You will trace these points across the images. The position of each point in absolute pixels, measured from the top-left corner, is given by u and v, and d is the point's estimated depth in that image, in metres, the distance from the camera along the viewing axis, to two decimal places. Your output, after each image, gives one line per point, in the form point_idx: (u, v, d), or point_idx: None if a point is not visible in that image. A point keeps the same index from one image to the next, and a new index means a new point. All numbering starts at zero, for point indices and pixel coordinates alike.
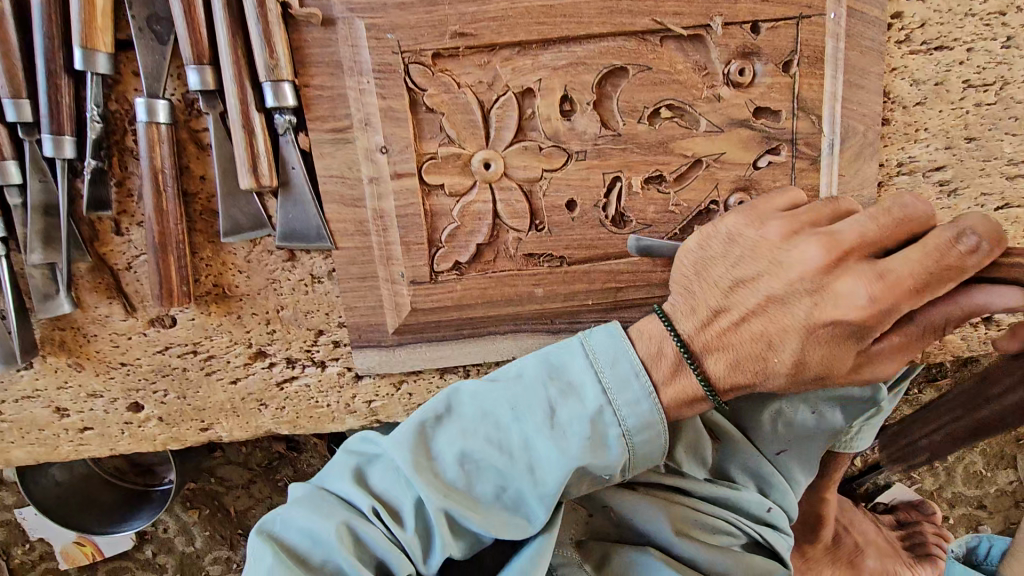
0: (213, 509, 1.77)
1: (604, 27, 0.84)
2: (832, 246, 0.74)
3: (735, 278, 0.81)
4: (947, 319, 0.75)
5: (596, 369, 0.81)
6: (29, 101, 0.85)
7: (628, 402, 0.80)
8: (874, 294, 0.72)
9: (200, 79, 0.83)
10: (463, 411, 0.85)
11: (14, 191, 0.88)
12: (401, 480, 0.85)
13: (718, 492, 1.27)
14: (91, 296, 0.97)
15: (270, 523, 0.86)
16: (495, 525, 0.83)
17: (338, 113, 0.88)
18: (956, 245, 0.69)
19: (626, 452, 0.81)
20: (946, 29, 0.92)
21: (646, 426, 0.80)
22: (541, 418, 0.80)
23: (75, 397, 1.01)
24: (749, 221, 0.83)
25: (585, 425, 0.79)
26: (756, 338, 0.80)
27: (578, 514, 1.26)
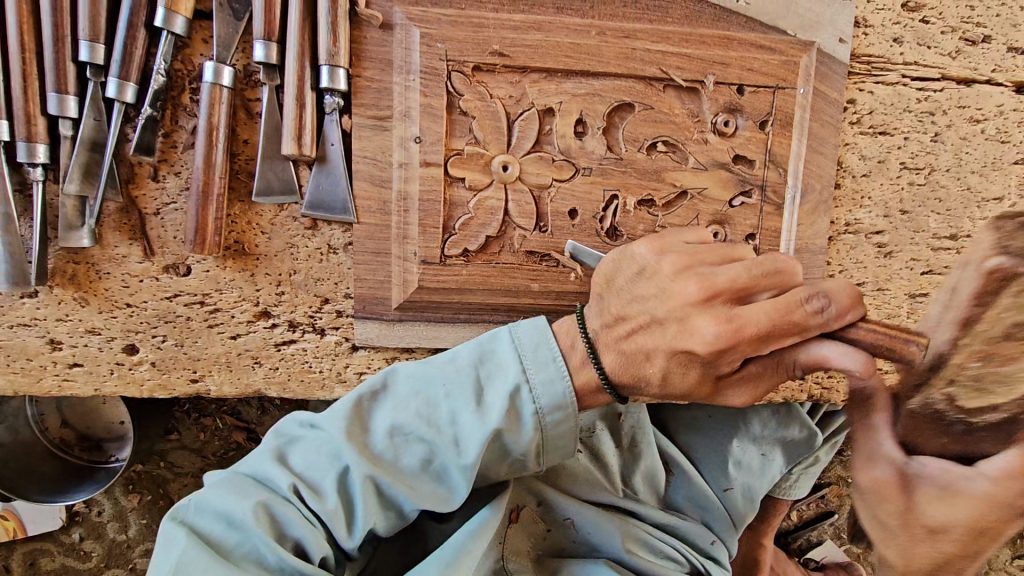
0: (155, 497, 1.70)
1: (619, 68, 1.01)
2: (706, 285, 0.78)
3: (629, 297, 0.85)
4: (798, 361, 0.80)
5: (518, 353, 0.87)
6: (103, 46, 0.93)
7: (545, 381, 0.85)
8: (721, 332, 0.77)
9: (266, 53, 0.94)
10: (397, 390, 0.88)
11: (67, 124, 0.95)
12: (323, 457, 0.85)
13: (667, 519, 1.29)
14: (113, 235, 1.02)
15: (184, 510, 0.83)
16: (419, 501, 0.86)
17: (381, 104, 1.00)
18: (808, 303, 0.75)
19: (544, 429, 0.86)
20: (888, 119, 1.13)
21: (562, 404, 0.86)
22: (466, 398, 0.85)
23: (74, 331, 1.04)
24: (650, 250, 0.86)
25: (506, 403, 0.84)
26: (637, 349, 0.85)
27: (537, 528, 1.22)
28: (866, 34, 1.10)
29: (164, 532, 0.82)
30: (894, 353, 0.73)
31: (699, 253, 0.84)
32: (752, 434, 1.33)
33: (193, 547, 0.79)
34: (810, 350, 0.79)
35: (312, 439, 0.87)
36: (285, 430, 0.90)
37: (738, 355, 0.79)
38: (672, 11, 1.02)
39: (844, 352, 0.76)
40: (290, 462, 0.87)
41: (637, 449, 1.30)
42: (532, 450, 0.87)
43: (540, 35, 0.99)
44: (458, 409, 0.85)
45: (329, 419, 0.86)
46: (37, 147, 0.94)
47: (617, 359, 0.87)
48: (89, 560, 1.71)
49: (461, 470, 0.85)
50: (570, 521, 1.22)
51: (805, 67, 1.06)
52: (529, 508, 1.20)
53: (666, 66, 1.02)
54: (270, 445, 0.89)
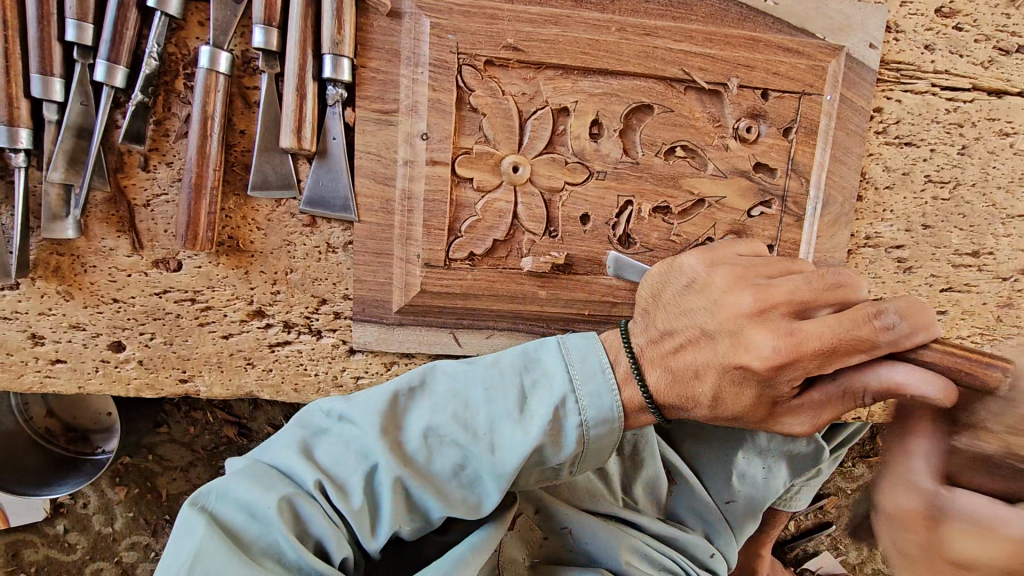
0: (143, 491, 1.66)
1: (639, 68, 0.96)
2: (763, 296, 0.74)
3: (679, 310, 0.81)
4: (866, 388, 0.72)
5: (565, 361, 0.83)
6: (92, 26, 0.87)
7: (592, 394, 0.81)
8: (780, 346, 0.71)
9: (266, 39, 0.89)
10: (437, 388, 0.84)
11: (53, 108, 0.89)
12: (356, 452, 0.80)
13: (667, 530, 1.26)
14: (99, 227, 0.96)
15: (204, 497, 0.78)
16: (446, 509, 0.81)
17: (387, 97, 0.94)
18: (877, 319, 0.68)
19: (581, 443, 0.81)
20: (915, 130, 1.09)
21: (606, 420, 0.81)
22: (505, 406, 0.80)
23: (57, 326, 0.99)
24: (703, 266, 0.82)
25: (549, 411, 0.79)
26: (686, 366, 0.80)
27: (533, 536, 1.20)
28: (897, 40, 1.05)
29: (181, 519, 0.77)
30: (974, 380, 0.65)
31: (753, 268, 0.80)
32: (758, 445, 1.29)
33: (211, 539, 0.73)
34: (879, 375, 0.70)
35: (340, 434, 0.83)
36: (313, 421, 0.85)
37: (801, 372, 0.72)
38: (696, 9, 0.97)
39: (915, 377, 0.67)
40: (316, 457, 0.82)
41: (639, 457, 1.24)
42: (569, 461, 0.83)
43: (557, 30, 0.94)
44: (496, 413, 0.81)
45: (365, 416, 0.81)
46: (19, 132, 0.88)
47: (663, 375, 0.81)
48: (73, 552, 1.67)
49: (496, 479, 0.80)
50: (568, 531, 1.18)
51: (833, 72, 1.01)
52: (526, 516, 1.19)
53: (688, 67, 0.97)
54: (296, 435, 0.84)
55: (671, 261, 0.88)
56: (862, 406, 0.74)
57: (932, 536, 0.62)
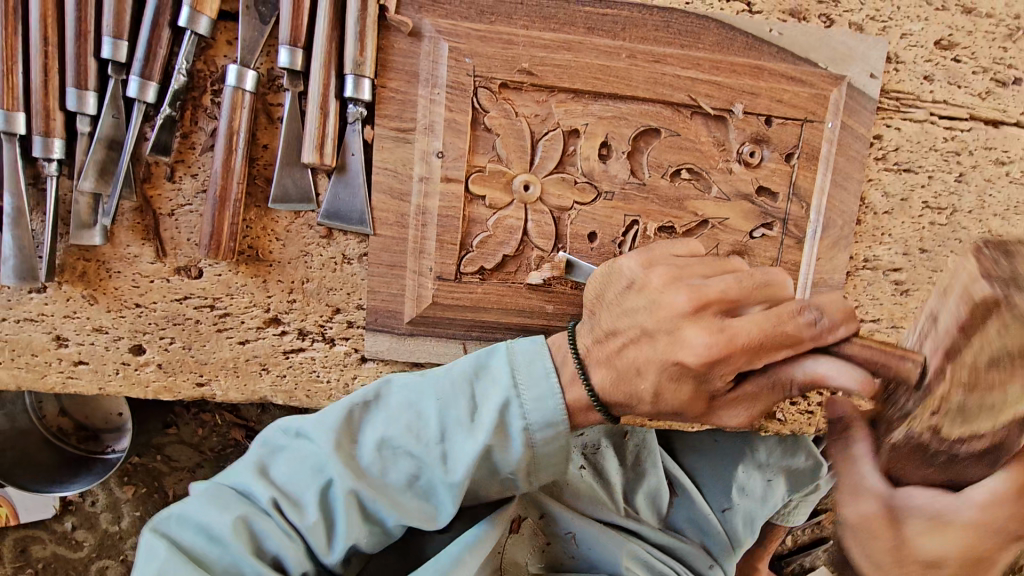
0: (150, 490, 1.69)
1: (647, 93, 1.00)
2: (696, 295, 0.77)
3: (622, 311, 0.84)
4: (794, 379, 0.77)
5: (511, 370, 0.84)
6: (126, 44, 0.92)
7: (537, 398, 0.83)
8: (712, 343, 0.74)
9: (290, 59, 0.93)
10: (387, 402, 0.86)
11: (86, 121, 0.93)
12: (310, 468, 0.83)
13: (666, 540, 1.28)
14: (125, 235, 1.00)
15: (168, 521, 0.83)
16: (402, 517, 0.83)
17: (404, 116, 0.98)
18: (801, 315, 0.73)
19: (530, 448, 0.83)
20: (914, 157, 1.12)
21: (553, 423, 0.83)
22: (454, 417, 0.83)
23: (80, 329, 1.02)
24: (641, 265, 0.85)
25: (494, 419, 0.81)
26: (629, 364, 0.82)
27: (535, 541, 1.20)
28: (897, 70, 1.09)
29: (149, 544, 0.81)
30: (891, 369, 0.71)
31: (688, 267, 0.83)
32: (758, 460, 1.33)
33: (175, 561, 0.78)
34: (806, 367, 0.75)
35: (297, 450, 0.85)
36: (273, 439, 0.88)
37: (732, 366, 0.76)
38: (704, 38, 1.01)
39: (837, 369, 0.73)
40: (275, 474, 0.85)
41: (641, 468, 1.31)
42: (523, 466, 0.85)
43: (570, 55, 0.98)
44: (443, 425, 0.83)
45: (317, 432, 0.83)
46: (53, 142, 0.92)
47: (608, 375, 0.83)
48: (80, 549, 1.70)
49: (448, 488, 0.83)
50: (571, 536, 1.19)
51: (835, 101, 1.05)
52: (530, 521, 1.19)
53: (695, 93, 1.01)
54: (256, 454, 0.87)
55: (614, 262, 0.91)
56: (790, 396, 0.80)
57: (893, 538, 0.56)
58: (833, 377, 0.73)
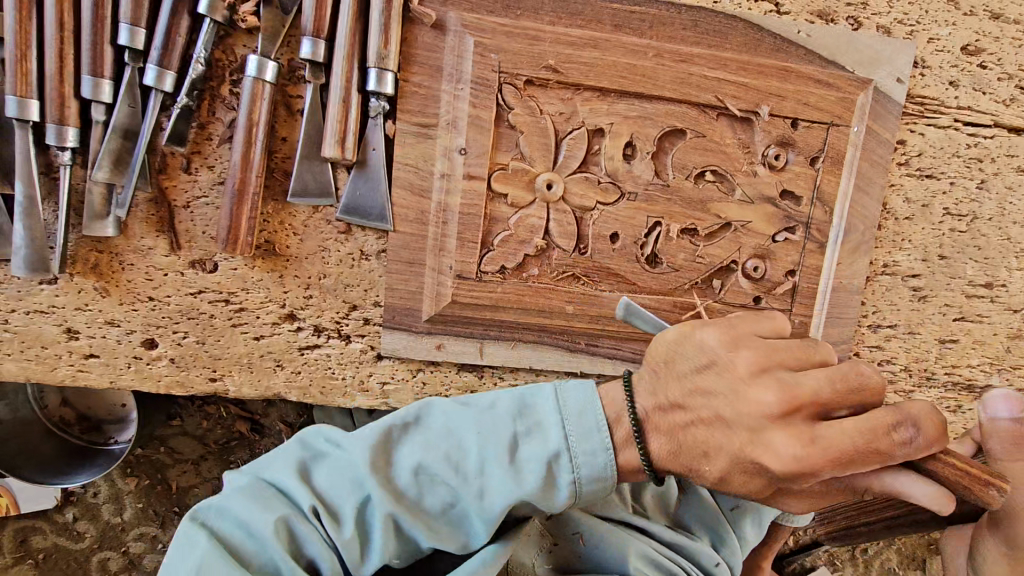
0: (153, 482, 1.67)
1: (673, 93, 0.98)
2: (734, 330, 0.75)
3: (652, 354, 0.79)
4: (846, 428, 0.71)
5: (559, 407, 0.76)
6: (144, 31, 0.89)
7: (587, 452, 0.74)
8: (756, 363, 0.71)
9: (312, 50, 0.91)
10: (431, 424, 0.79)
11: (101, 109, 0.91)
12: (349, 480, 0.78)
13: (676, 537, 1.27)
14: (139, 227, 0.98)
15: (205, 512, 0.78)
16: (437, 544, 0.78)
17: (427, 111, 0.97)
18: (821, 345, 0.74)
19: (575, 498, 0.76)
20: (936, 163, 1.11)
21: (601, 478, 0.75)
22: (495, 451, 0.75)
23: (92, 322, 1.00)
24: (659, 316, 0.83)
25: (542, 466, 0.73)
26: (694, 430, 0.73)
27: (542, 541, 1.20)
28: (923, 75, 1.08)
29: (180, 530, 0.78)
30: None
31: (708, 306, 0.82)
32: None
33: (213, 551, 0.73)
34: (853, 396, 0.73)
35: (337, 461, 0.80)
36: (312, 443, 0.83)
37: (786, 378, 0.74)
38: (731, 38, 0.99)
39: (876, 405, 0.69)
40: (313, 479, 0.80)
41: None
42: (562, 511, 0.77)
43: (596, 53, 0.96)
44: (487, 458, 0.75)
45: (359, 448, 0.78)
46: (67, 130, 0.90)
47: (666, 442, 0.75)
48: (81, 541, 1.68)
49: (485, 524, 0.76)
50: (581, 536, 1.18)
51: (861, 104, 1.04)
52: (537, 521, 1.18)
53: (722, 94, 0.99)
54: (297, 455, 0.82)
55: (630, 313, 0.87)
56: (854, 462, 0.73)
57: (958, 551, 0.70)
58: (880, 397, 0.72)
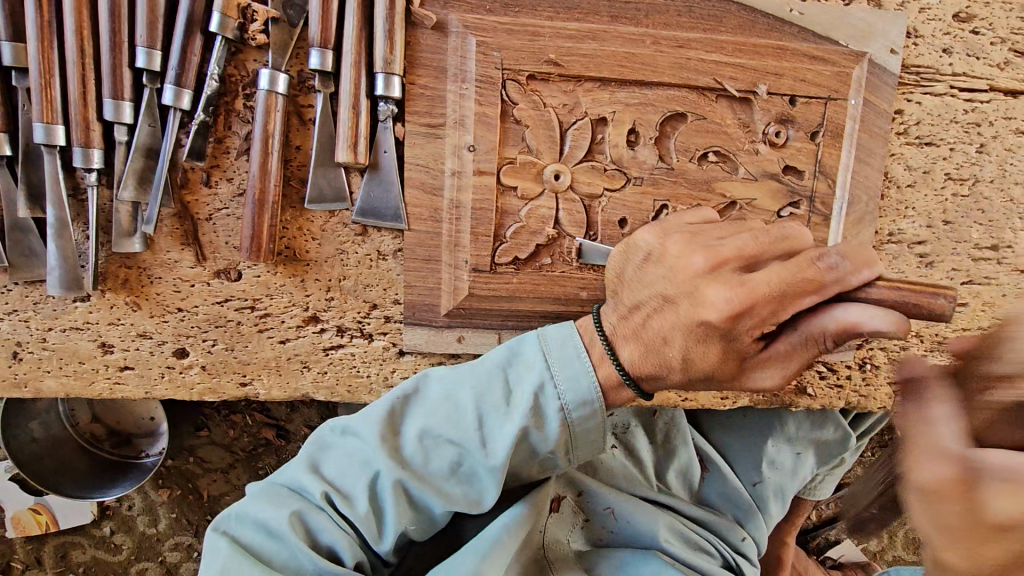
0: (185, 492, 1.71)
1: (673, 79, 1.01)
2: (712, 255, 0.78)
3: (640, 282, 0.86)
4: (825, 333, 0.76)
5: (542, 352, 0.86)
6: (160, 52, 0.93)
7: (570, 378, 0.84)
8: (734, 298, 0.74)
9: (321, 60, 0.94)
10: (427, 394, 0.88)
11: (123, 130, 0.95)
12: (357, 461, 0.86)
13: (701, 512, 1.30)
14: (165, 241, 1.02)
15: (226, 521, 0.85)
16: (448, 503, 0.86)
17: (434, 112, 1.00)
18: (821, 260, 0.74)
19: (567, 427, 0.85)
20: (935, 130, 1.13)
21: (587, 402, 0.84)
22: (490, 402, 0.84)
23: (125, 336, 1.04)
24: (655, 234, 0.88)
25: (529, 402, 0.83)
26: (655, 334, 0.83)
27: (575, 518, 1.20)
28: (917, 45, 1.09)
29: (207, 543, 0.84)
30: (921, 311, 0.73)
31: (704, 233, 0.84)
32: (788, 434, 1.35)
33: (235, 556, 0.80)
34: (835, 316, 0.74)
35: (343, 447, 0.88)
36: (320, 437, 0.90)
37: (758, 320, 0.75)
38: (726, 20, 1.02)
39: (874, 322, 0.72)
40: (323, 471, 0.87)
41: (671, 445, 1.32)
42: (560, 446, 0.86)
43: (595, 44, 0.99)
44: (484, 410, 0.84)
45: (362, 428, 0.86)
46: (92, 152, 0.94)
47: (636, 347, 0.85)
48: (119, 553, 1.73)
49: (491, 474, 0.84)
50: (610, 511, 1.21)
51: (857, 77, 1.05)
52: (569, 499, 1.19)
53: (720, 76, 1.02)
54: (306, 452, 0.90)
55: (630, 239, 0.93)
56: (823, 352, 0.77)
57: (967, 502, 0.56)
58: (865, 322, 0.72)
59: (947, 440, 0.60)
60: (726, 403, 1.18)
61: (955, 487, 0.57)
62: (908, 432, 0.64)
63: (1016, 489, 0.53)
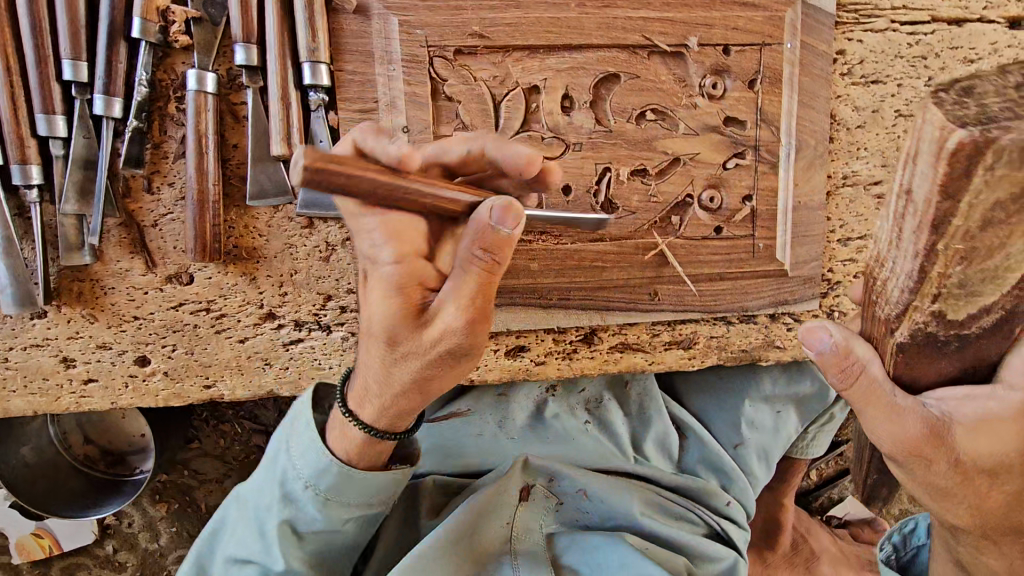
0: (183, 505, 1.72)
1: (601, 40, 1.00)
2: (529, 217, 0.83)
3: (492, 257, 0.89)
4: None
5: (290, 451, 0.98)
6: (86, 63, 0.93)
7: (310, 466, 0.96)
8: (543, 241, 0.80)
9: (246, 55, 0.94)
10: (248, 507, 1.03)
11: (58, 143, 0.95)
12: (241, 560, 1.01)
13: (678, 481, 1.31)
14: (114, 250, 1.02)
15: None
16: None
17: (365, 96, 0.99)
18: None
19: (333, 496, 0.97)
20: (879, 67, 1.11)
21: (330, 477, 0.95)
22: (288, 504, 0.98)
23: (85, 349, 1.05)
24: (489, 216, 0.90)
25: (306, 498, 0.97)
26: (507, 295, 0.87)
27: (549, 502, 1.19)
28: None
29: None
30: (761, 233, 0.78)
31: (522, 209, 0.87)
32: (764, 393, 1.34)
33: None
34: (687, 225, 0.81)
35: (230, 551, 1.03)
36: (208, 540, 1.08)
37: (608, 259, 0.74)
38: None
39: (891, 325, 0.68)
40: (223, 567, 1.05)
41: (647, 414, 1.31)
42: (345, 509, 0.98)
43: (518, 13, 0.98)
44: (287, 516, 0.99)
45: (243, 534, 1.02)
46: (30, 168, 0.95)
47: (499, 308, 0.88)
48: (125, 571, 1.74)
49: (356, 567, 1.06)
50: (582, 493, 1.21)
51: (791, 21, 1.04)
52: (539, 486, 1.19)
53: (649, 32, 1.01)
54: (204, 547, 1.07)
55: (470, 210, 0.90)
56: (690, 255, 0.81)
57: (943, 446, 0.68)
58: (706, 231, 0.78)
59: (902, 400, 0.68)
60: (693, 364, 1.16)
61: (927, 442, 0.67)
62: (870, 411, 0.69)
63: (981, 424, 0.66)
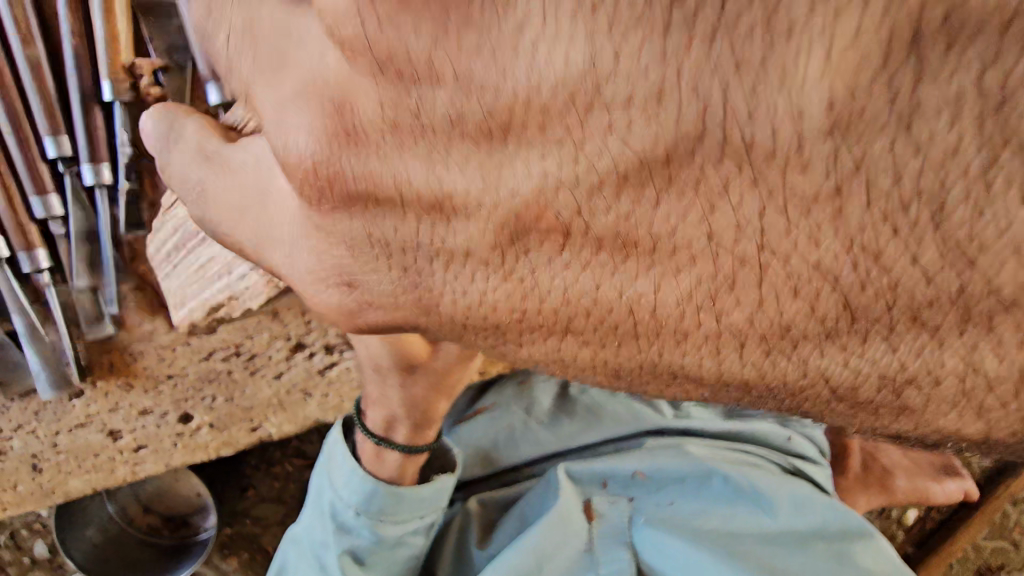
0: (252, 552, 1.67)
1: None
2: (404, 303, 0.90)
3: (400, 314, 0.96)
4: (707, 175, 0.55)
5: (330, 478, 1.02)
6: (67, 136, 0.90)
7: (349, 487, 1.00)
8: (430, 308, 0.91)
9: (219, 91, 0.84)
10: (302, 543, 1.07)
11: (59, 223, 0.94)
12: None
13: (723, 425, 1.30)
14: (133, 314, 1.01)
15: None
16: None
17: None
18: None
19: (382, 511, 1.00)
20: None
21: (373, 494, 0.99)
22: (337, 533, 1.01)
23: (127, 418, 1.09)
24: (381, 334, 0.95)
25: (353, 519, 1.01)
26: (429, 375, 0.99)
27: (621, 507, 1.17)
28: None
29: None
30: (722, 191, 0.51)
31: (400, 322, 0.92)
32: None
33: None
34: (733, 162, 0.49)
35: None
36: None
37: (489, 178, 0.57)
38: None
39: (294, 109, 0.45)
40: None
41: None
42: (400, 523, 1.02)
43: None
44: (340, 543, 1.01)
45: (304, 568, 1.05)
46: (37, 253, 0.93)
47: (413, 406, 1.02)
48: None
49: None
50: (637, 474, 1.21)
51: None
52: (596, 495, 1.18)
53: None
54: None
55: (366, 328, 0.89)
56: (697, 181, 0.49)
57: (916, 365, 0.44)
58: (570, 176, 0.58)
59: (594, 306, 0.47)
60: None
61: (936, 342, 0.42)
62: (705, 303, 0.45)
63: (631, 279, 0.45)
